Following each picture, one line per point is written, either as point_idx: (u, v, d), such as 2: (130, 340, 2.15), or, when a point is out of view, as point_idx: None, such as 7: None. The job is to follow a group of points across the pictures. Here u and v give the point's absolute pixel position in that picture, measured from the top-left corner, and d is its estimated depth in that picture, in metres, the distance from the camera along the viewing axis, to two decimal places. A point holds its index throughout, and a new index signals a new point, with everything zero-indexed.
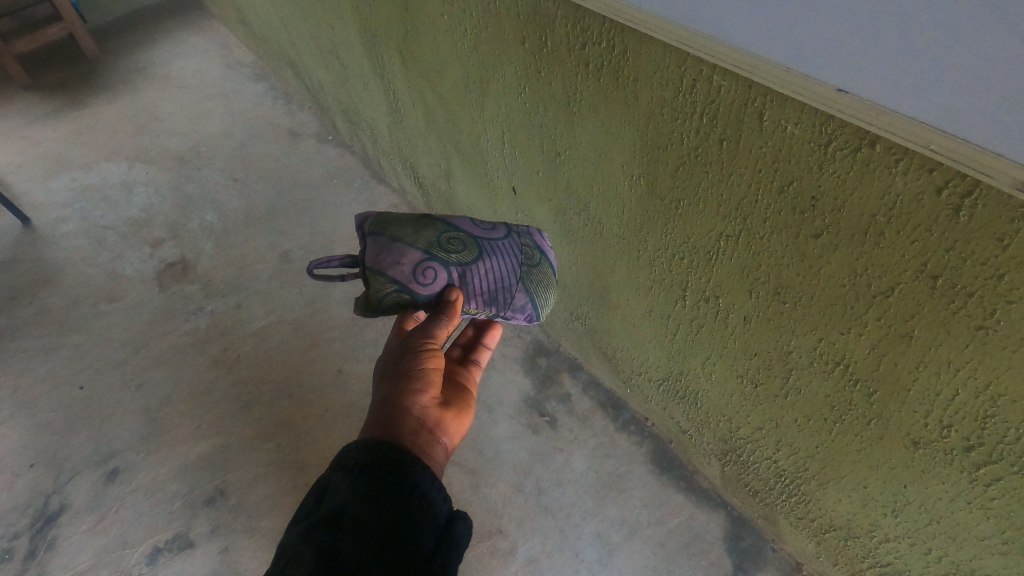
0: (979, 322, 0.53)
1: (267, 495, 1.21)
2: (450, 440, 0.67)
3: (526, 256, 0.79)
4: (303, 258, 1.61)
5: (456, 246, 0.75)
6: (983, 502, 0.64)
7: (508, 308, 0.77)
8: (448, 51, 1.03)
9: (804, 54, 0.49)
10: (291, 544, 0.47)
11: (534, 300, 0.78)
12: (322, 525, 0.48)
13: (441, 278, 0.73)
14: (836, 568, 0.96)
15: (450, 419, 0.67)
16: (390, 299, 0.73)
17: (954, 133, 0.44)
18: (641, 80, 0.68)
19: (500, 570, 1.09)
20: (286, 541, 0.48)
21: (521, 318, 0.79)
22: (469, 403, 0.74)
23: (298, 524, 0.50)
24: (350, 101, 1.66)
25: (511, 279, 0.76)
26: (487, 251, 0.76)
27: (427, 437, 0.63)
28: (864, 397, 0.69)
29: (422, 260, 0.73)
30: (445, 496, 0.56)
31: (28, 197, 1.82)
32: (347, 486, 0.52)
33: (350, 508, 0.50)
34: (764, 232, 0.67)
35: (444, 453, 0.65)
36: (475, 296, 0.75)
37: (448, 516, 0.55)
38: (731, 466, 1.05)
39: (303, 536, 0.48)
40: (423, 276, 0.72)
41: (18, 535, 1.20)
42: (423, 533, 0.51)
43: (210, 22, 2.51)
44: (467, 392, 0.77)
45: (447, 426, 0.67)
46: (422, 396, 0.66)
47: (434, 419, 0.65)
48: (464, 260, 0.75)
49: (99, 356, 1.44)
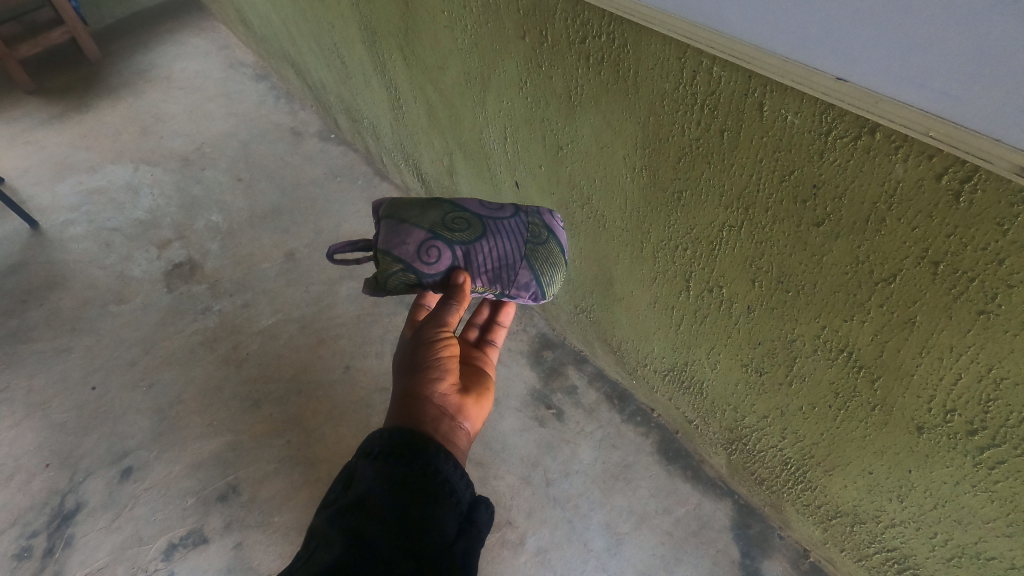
0: (980, 307, 0.53)
1: (279, 490, 1.23)
2: (471, 426, 0.69)
3: (533, 235, 0.78)
4: (308, 257, 1.62)
5: (461, 225, 0.76)
6: (988, 485, 0.65)
7: (512, 286, 0.76)
8: (449, 48, 1.04)
9: (804, 44, 0.49)
10: (319, 528, 0.49)
11: (539, 278, 0.77)
12: (349, 510, 0.50)
13: (445, 257, 0.74)
14: (843, 554, 0.97)
15: (470, 405, 0.69)
16: (396, 279, 0.74)
17: (951, 119, 0.44)
18: (641, 72, 0.69)
19: (511, 562, 1.10)
20: (315, 527, 0.50)
21: (526, 297, 0.78)
22: (487, 387, 0.76)
23: (326, 511, 0.52)
24: (351, 99, 1.68)
25: (515, 257, 0.76)
26: (492, 230, 0.77)
27: (448, 424, 0.64)
28: (868, 383, 0.70)
29: (427, 239, 0.74)
30: (467, 482, 0.57)
31: (36, 200, 1.84)
32: (372, 473, 0.54)
33: (376, 492, 0.51)
34: (766, 222, 0.68)
35: (466, 439, 0.67)
36: (481, 275, 0.75)
37: (470, 501, 0.56)
38: (737, 455, 1.06)
39: (331, 521, 0.49)
40: (428, 254, 0.73)
41: (36, 532, 1.22)
42: (447, 517, 0.52)
43: (210, 24, 2.52)
44: (486, 376, 0.78)
45: (468, 412, 0.69)
46: (440, 384, 0.68)
47: (455, 406, 0.67)
48: (468, 239, 0.75)
49: (111, 357, 1.46)
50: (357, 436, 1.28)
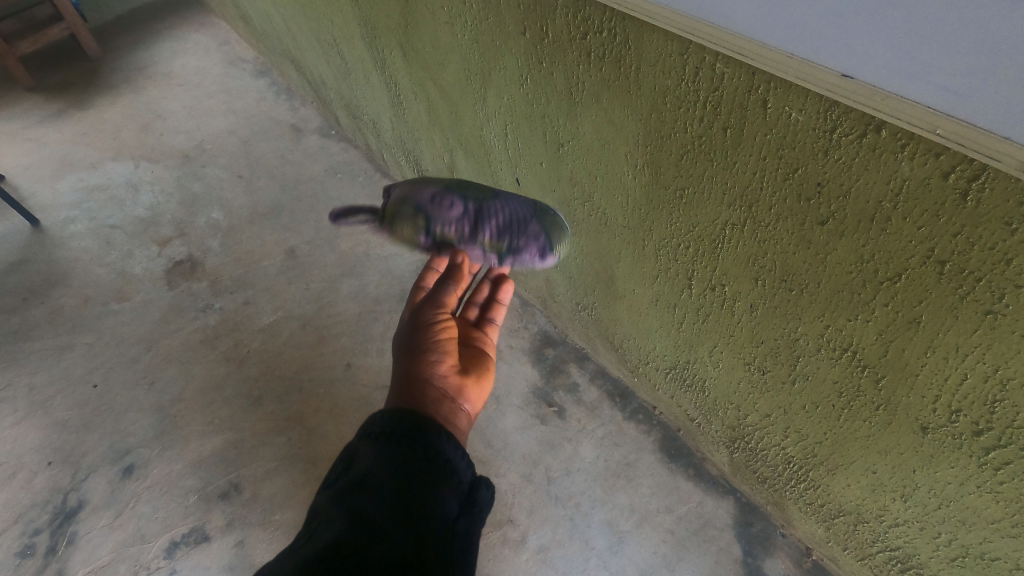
0: (987, 307, 0.53)
1: (281, 488, 1.23)
2: (470, 407, 0.69)
3: (541, 205, 0.79)
4: (309, 254, 1.62)
5: (473, 187, 0.78)
6: (993, 486, 0.64)
7: (519, 238, 0.74)
8: (450, 44, 1.03)
9: (810, 40, 0.48)
10: (321, 507, 0.48)
11: (546, 233, 0.75)
12: (352, 489, 0.49)
13: (457, 207, 0.74)
14: (846, 553, 0.97)
15: (470, 387, 0.69)
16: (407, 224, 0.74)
17: (959, 117, 0.43)
18: (643, 69, 0.68)
19: (513, 560, 1.10)
20: (316, 505, 0.49)
21: (532, 254, 0.75)
22: (487, 369, 0.76)
23: (327, 490, 0.51)
24: (352, 95, 1.67)
25: (523, 215, 0.76)
26: (503, 194, 0.78)
27: (449, 406, 0.65)
28: (873, 383, 0.69)
29: (440, 192, 0.76)
30: (467, 464, 0.58)
31: (36, 197, 1.84)
32: (373, 454, 0.53)
33: (379, 472, 0.51)
34: (769, 219, 0.67)
35: (466, 420, 0.67)
36: (489, 224, 0.74)
37: (470, 482, 0.57)
38: (739, 453, 1.05)
39: (333, 499, 0.49)
40: (440, 202, 0.74)
41: (39, 530, 1.22)
42: (448, 497, 0.52)
43: (209, 19, 2.51)
44: (485, 358, 0.78)
45: (468, 393, 0.69)
46: (440, 365, 0.68)
47: (455, 387, 0.67)
48: (479, 196, 0.76)
49: (112, 354, 1.46)
50: None
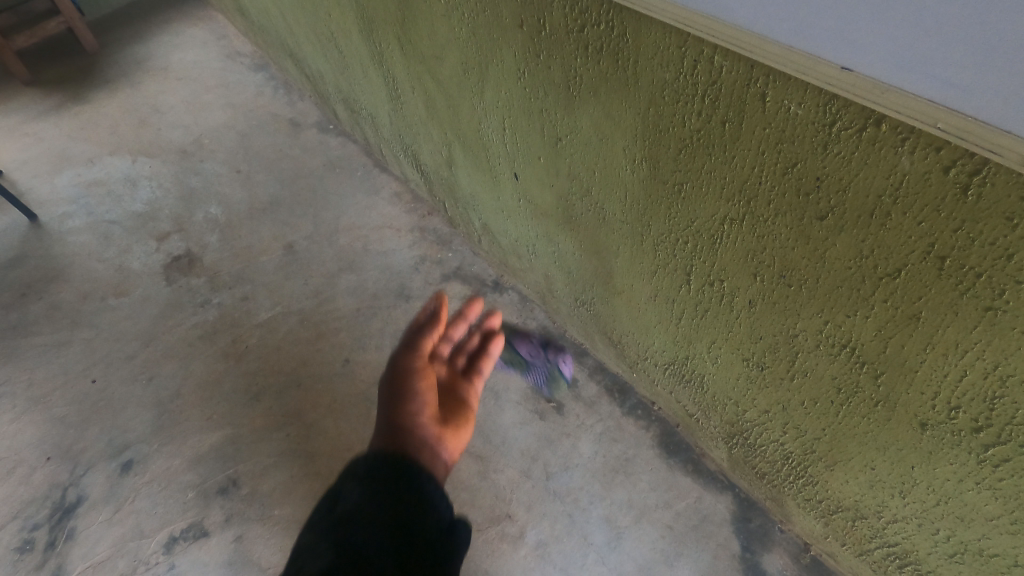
0: (987, 303, 0.52)
1: (279, 483, 1.23)
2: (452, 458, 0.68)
3: None
4: (308, 249, 1.61)
5: None
6: (992, 483, 0.64)
7: None
8: (447, 37, 1.02)
9: (809, 32, 0.48)
10: (304, 549, 0.50)
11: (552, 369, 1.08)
12: (338, 525, 0.51)
13: None
14: (844, 549, 0.97)
15: (451, 436, 0.68)
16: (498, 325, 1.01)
17: (960, 110, 0.43)
18: (641, 62, 0.67)
19: (511, 555, 1.10)
20: (300, 544, 0.51)
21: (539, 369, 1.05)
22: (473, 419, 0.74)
23: (311, 530, 0.53)
24: (350, 89, 1.66)
25: None
26: None
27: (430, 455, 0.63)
28: (872, 379, 0.69)
29: None
30: (448, 503, 0.58)
31: (34, 193, 1.83)
32: (355, 494, 0.54)
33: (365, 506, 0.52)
34: (768, 215, 0.66)
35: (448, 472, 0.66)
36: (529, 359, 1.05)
37: (454, 522, 0.57)
38: (738, 449, 1.05)
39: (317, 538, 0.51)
40: None
41: (38, 526, 1.22)
42: (433, 537, 0.52)
43: (207, 13, 2.49)
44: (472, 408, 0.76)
45: (449, 443, 0.68)
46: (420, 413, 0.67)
47: (435, 436, 0.66)
48: None
49: (111, 350, 1.46)
50: (357, 429, 1.28)
